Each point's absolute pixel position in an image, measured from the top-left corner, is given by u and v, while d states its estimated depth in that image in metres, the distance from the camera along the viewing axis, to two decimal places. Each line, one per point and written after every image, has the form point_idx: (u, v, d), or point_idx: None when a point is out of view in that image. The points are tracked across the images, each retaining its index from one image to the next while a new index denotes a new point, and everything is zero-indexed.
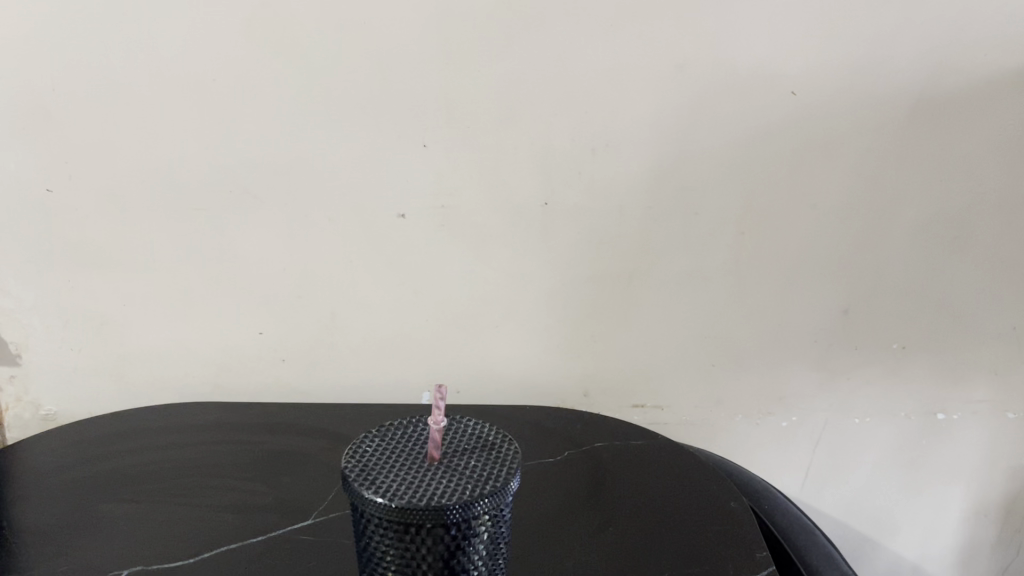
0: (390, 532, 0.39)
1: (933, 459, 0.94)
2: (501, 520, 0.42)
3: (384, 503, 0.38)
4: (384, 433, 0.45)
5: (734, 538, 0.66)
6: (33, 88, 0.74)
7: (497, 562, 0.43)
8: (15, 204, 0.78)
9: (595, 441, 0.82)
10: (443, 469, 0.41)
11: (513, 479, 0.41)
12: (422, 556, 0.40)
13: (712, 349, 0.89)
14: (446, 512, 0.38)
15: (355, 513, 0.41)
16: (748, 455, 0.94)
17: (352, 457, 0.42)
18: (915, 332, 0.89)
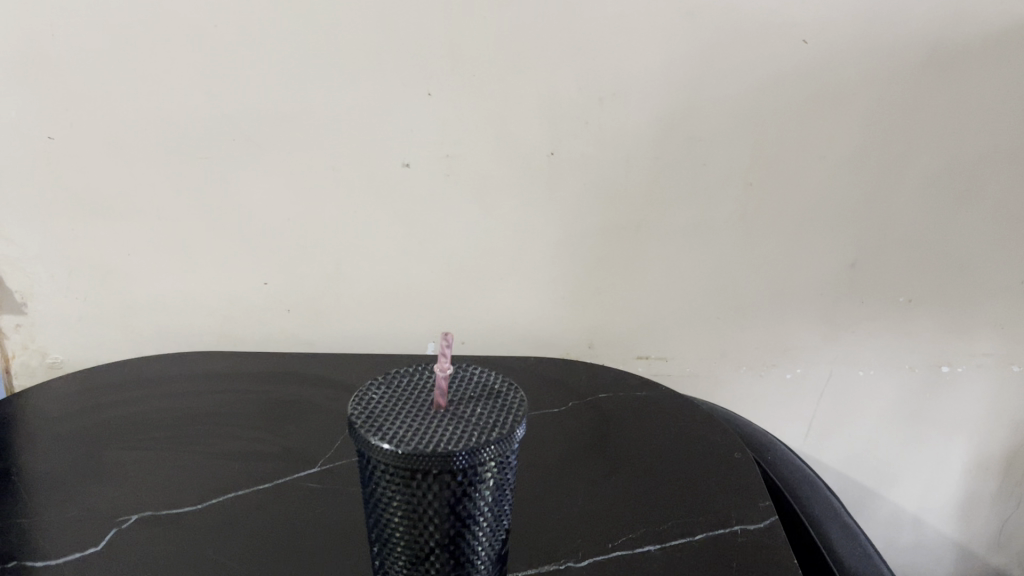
0: (396, 477, 0.40)
1: (937, 411, 0.94)
2: (507, 467, 0.42)
3: (391, 449, 0.38)
4: (390, 382, 0.45)
5: (737, 488, 0.66)
6: (31, 33, 0.73)
7: (502, 508, 0.43)
8: (16, 152, 0.77)
9: (599, 392, 0.83)
10: (449, 416, 0.41)
11: (519, 427, 0.41)
12: (429, 501, 0.40)
13: (718, 301, 0.89)
14: (453, 458, 0.38)
15: (362, 459, 0.41)
16: (751, 407, 0.95)
17: (359, 404, 0.42)
18: (922, 284, 0.89)
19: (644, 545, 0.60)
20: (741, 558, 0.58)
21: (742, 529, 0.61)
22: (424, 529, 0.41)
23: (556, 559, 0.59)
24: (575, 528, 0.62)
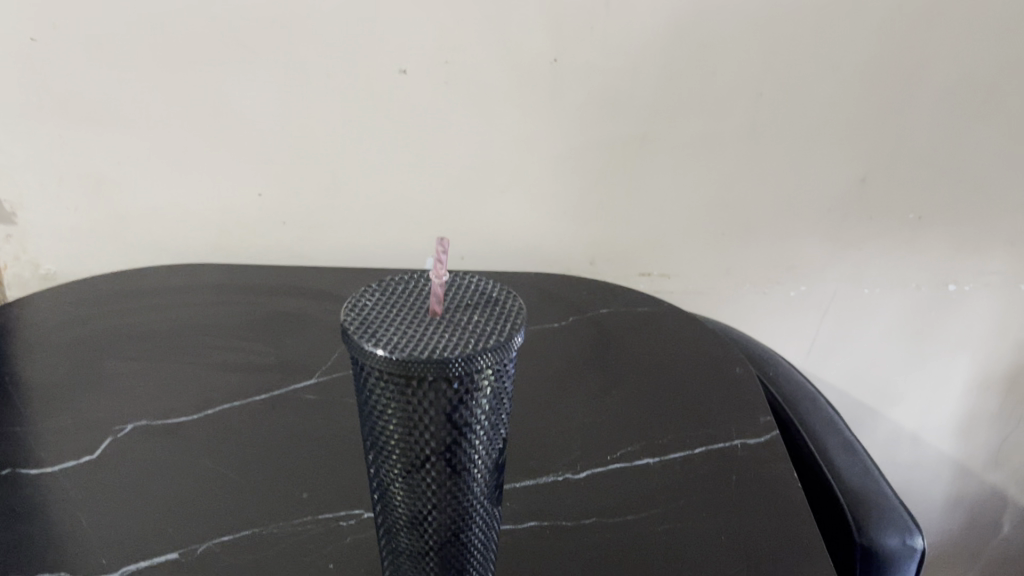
0: (391, 385, 0.38)
1: (941, 330, 0.93)
2: (506, 375, 0.40)
3: (385, 355, 0.36)
4: (384, 287, 0.43)
5: (739, 404, 0.66)
6: None
7: (500, 418, 0.42)
8: None
9: (600, 308, 0.81)
10: (446, 323, 0.39)
11: (518, 334, 0.39)
12: (425, 410, 0.39)
13: (723, 216, 0.87)
14: (449, 365, 0.36)
15: (355, 366, 0.39)
16: (754, 325, 0.94)
17: (351, 310, 0.40)
18: (933, 201, 0.86)
19: (643, 458, 0.60)
20: (741, 472, 0.58)
21: (742, 443, 0.61)
22: (419, 438, 0.39)
23: (554, 471, 0.59)
24: (574, 441, 0.62)
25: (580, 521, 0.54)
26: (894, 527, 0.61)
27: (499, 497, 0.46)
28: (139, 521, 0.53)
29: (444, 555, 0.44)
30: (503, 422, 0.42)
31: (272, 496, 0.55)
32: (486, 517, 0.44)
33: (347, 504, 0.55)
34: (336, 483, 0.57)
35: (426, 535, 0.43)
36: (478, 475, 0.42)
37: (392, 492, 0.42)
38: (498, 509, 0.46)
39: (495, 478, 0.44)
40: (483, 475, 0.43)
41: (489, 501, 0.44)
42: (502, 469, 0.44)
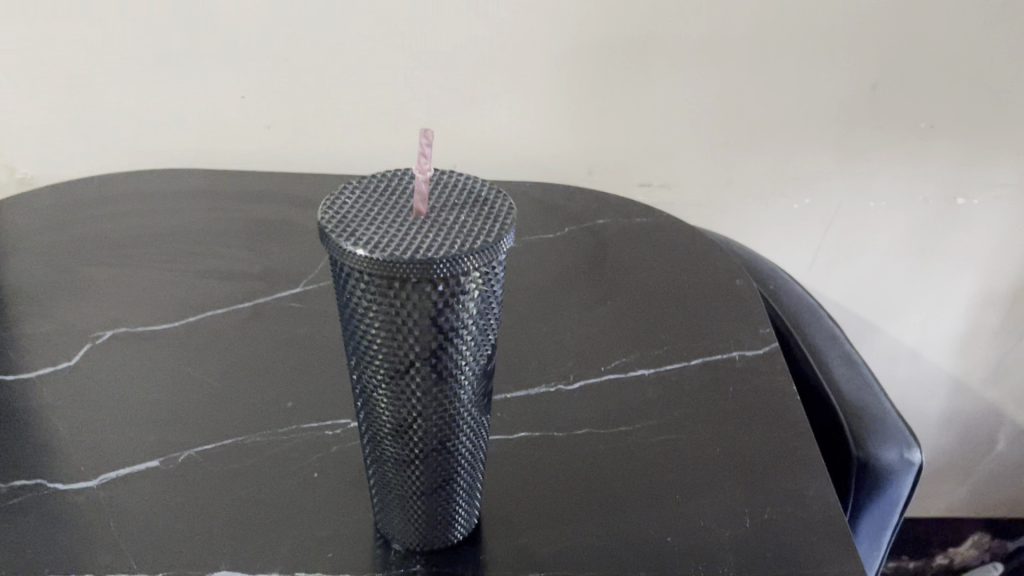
0: (372, 286, 0.36)
1: (946, 245, 0.91)
2: (496, 279, 0.38)
3: (365, 254, 0.34)
4: (366, 183, 0.40)
5: (738, 316, 0.64)
6: None
7: (489, 324, 0.39)
8: None
9: (597, 218, 0.79)
10: (432, 221, 0.37)
11: (509, 235, 0.37)
12: (408, 314, 0.36)
13: (727, 124, 0.84)
14: (434, 265, 0.34)
15: (335, 266, 0.37)
16: (755, 239, 0.91)
17: (330, 206, 0.37)
18: (946, 109, 0.83)
19: (638, 369, 0.58)
20: (738, 384, 0.57)
21: (740, 356, 0.59)
22: (403, 343, 0.37)
23: (547, 382, 0.57)
24: (568, 352, 0.60)
25: (573, 432, 0.53)
26: (892, 441, 0.59)
27: (488, 405, 0.44)
28: (118, 429, 0.51)
29: (430, 465, 0.42)
30: (492, 328, 0.40)
31: (256, 405, 0.54)
32: (474, 426, 0.43)
33: (333, 414, 0.53)
34: (323, 393, 0.55)
35: (411, 444, 0.41)
36: (465, 382, 0.40)
37: (375, 399, 0.40)
38: (487, 418, 0.44)
39: (484, 386, 0.42)
40: (471, 383, 0.41)
41: (478, 409, 0.42)
42: (491, 377, 0.43)
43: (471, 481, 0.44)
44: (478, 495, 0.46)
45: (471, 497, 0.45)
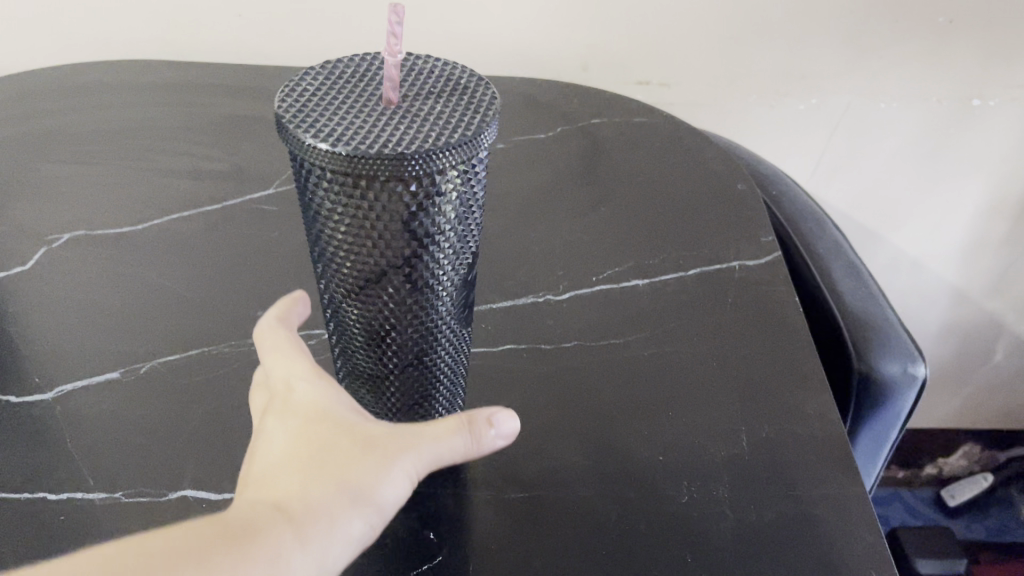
0: (335, 184, 0.31)
1: (958, 149, 0.86)
2: (476, 178, 0.34)
3: (325, 147, 0.30)
4: (328, 68, 0.35)
5: (739, 222, 0.60)
6: None
7: (469, 229, 0.36)
8: None
9: (592, 117, 0.74)
10: (403, 113, 0.32)
11: (490, 127, 0.32)
12: (377, 216, 0.32)
13: (731, 17, 0.78)
14: (405, 162, 0.30)
15: (293, 163, 0.33)
16: (757, 141, 0.87)
17: (287, 94, 0.33)
18: (969, 4, 0.76)
19: (632, 279, 0.55)
20: (737, 294, 0.53)
21: (741, 266, 0.56)
22: (372, 249, 0.34)
23: (535, 292, 0.54)
24: (558, 260, 0.57)
25: (562, 344, 0.50)
26: (897, 354, 0.57)
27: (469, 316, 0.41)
28: (76, 339, 0.48)
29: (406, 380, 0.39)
30: (472, 234, 0.36)
31: (225, 312, 0.50)
32: (453, 338, 0.40)
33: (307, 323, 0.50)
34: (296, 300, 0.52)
35: (385, 358, 0.38)
36: (443, 293, 0.37)
37: (344, 310, 0.37)
38: (467, 330, 0.41)
39: (464, 295, 0.39)
40: (450, 293, 0.37)
41: (457, 320, 0.39)
42: (472, 286, 0.39)
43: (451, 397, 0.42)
44: (458, 411, 0.43)
45: (451, 414, 0.42)
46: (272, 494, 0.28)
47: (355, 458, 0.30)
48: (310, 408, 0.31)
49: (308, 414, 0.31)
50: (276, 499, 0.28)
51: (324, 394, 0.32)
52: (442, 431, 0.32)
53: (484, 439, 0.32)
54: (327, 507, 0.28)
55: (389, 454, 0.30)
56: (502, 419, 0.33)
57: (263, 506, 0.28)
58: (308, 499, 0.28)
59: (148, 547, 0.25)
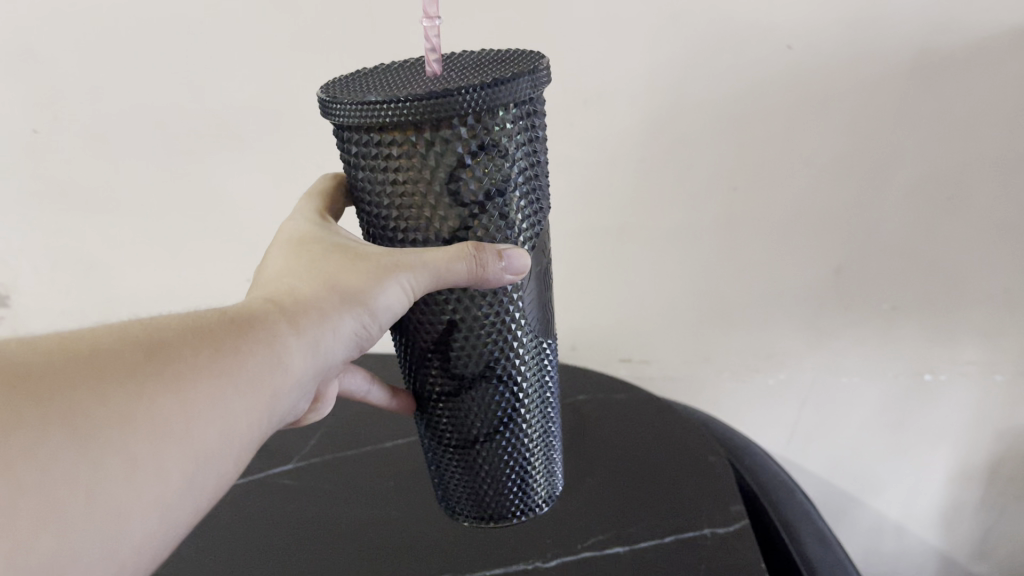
0: (381, 135, 0.40)
1: (919, 419, 0.93)
2: (524, 125, 0.42)
3: (365, 103, 0.38)
4: (388, 73, 0.45)
5: (711, 492, 0.66)
6: (26, 39, 0.81)
7: (525, 186, 0.43)
8: (19, 155, 0.89)
9: (579, 393, 0.83)
10: (446, 81, 0.41)
11: (526, 76, 0.39)
12: (437, 161, 0.40)
13: (701, 306, 0.91)
14: (435, 103, 0.37)
15: (347, 132, 0.42)
16: (735, 414, 0.97)
17: (344, 90, 0.41)
18: (908, 293, 0.87)
19: (613, 547, 0.60)
20: (710, 560, 0.58)
21: (712, 532, 0.61)
22: (423, 196, 0.41)
23: (524, 560, 0.59)
24: (547, 531, 0.62)
25: None
26: None
27: (540, 328, 0.50)
28: None
29: (480, 391, 0.48)
30: (527, 179, 0.43)
31: None
32: (525, 348, 0.48)
33: None
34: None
35: (455, 375, 0.48)
36: (515, 293, 0.46)
37: (421, 327, 0.47)
38: (542, 343, 0.50)
39: (531, 302, 0.48)
40: (517, 242, 0.44)
41: (527, 329, 0.48)
42: (537, 235, 0.46)
43: (524, 400, 0.50)
44: (535, 417, 0.51)
45: (525, 417, 0.51)
46: (283, 297, 0.42)
47: (349, 271, 0.43)
48: (315, 246, 0.45)
49: (309, 253, 0.45)
50: (281, 302, 0.41)
51: (326, 234, 0.47)
52: (451, 254, 0.40)
53: (491, 268, 0.40)
54: (318, 310, 0.42)
55: (377, 273, 0.41)
56: (516, 255, 0.42)
57: (268, 305, 0.41)
58: (301, 305, 0.41)
59: (168, 340, 0.35)
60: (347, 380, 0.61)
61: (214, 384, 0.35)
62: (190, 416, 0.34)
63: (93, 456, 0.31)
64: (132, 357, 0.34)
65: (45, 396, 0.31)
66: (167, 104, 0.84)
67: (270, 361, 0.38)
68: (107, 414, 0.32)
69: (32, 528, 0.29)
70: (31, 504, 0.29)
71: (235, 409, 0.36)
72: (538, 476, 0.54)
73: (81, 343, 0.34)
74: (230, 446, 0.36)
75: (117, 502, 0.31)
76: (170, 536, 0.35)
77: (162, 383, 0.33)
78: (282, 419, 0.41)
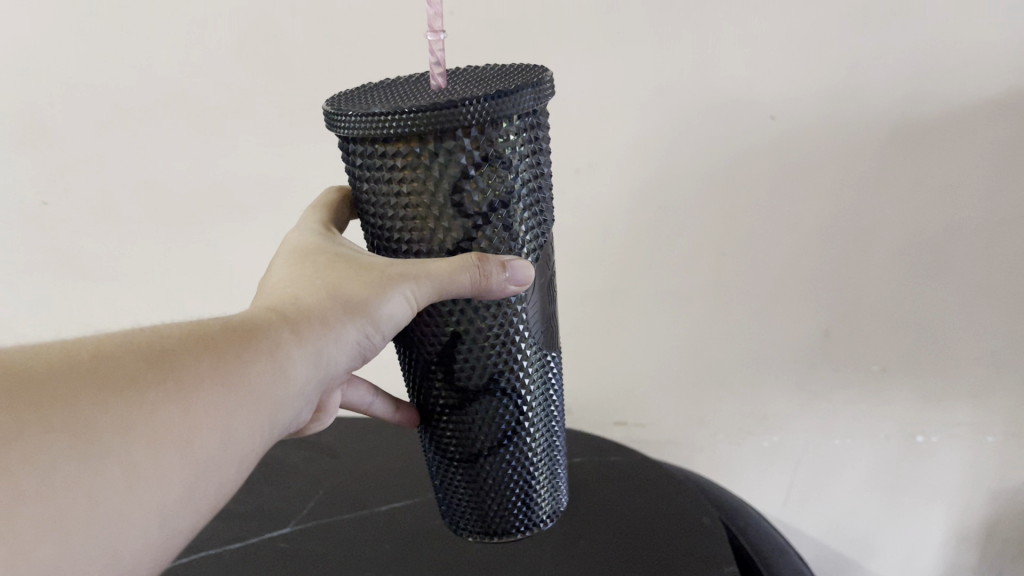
0: (387, 147, 0.43)
1: (913, 481, 0.93)
2: (527, 137, 0.45)
3: (372, 115, 0.41)
4: (395, 87, 0.48)
5: (704, 553, 0.66)
6: (39, 115, 0.85)
7: (528, 197, 0.46)
8: (28, 224, 0.92)
9: (574, 455, 0.84)
10: (451, 92, 0.44)
11: (529, 88, 0.42)
12: (442, 170, 0.43)
13: (694, 368, 0.92)
14: (440, 114, 0.40)
15: (354, 145, 0.45)
16: (730, 476, 0.97)
17: (350, 103, 0.45)
18: (896, 356, 0.88)
19: None
20: None
21: None
22: (427, 207, 0.44)
23: None
24: None
25: None
26: None
27: (544, 340, 0.52)
28: None
29: (485, 404, 0.51)
30: (530, 191, 0.46)
31: None
32: (528, 361, 0.50)
33: None
34: None
35: (460, 388, 0.50)
36: (519, 306, 0.48)
37: (427, 340, 0.50)
38: (547, 355, 0.52)
39: (536, 316, 0.50)
40: (521, 253, 0.47)
41: (530, 342, 0.50)
42: (541, 245, 0.49)
43: (527, 413, 0.52)
44: (539, 431, 0.53)
45: (528, 429, 0.52)
46: (292, 305, 0.44)
47: (356, 280, 0.45)
48: (322, 257, 0.48)
49: (318, 263, 0.48)
50: (290, 310, 0.44)
51: (332, 246, 0.49)
52: (456, 265, 0.43)
53: (494, 278, 0.43)
54: (323, 320, 0.44)
55: (383, 284, 0.44)
56: (518, 266, 0.44)
57: (276, 314, 0.43)
58: (307, 315, 0.44)
59: (172, 349, 0.38)
60: (351, 394, 0.64)
61: (214, 392, 0.38)
62: (190, 421, 0.37)
63: (95, 460, 0.34)
64: (135, 365, 0.37)
65: (53, 403, 0.34)
66: (175, 174, 0.87)
67: (271, 370, 0.41)
68: (110, 421, 0.35)
69: (37, 534, 0.32)
70: (35, 508, 0.32)
71: (235, 418, 0.39)
72: (542, 489, 0.55)
73: (88, 352, 0.37)
74: (231, 452, 0.39)
75: (117, 505, 0.34)
76: (173, 540, 0.38)
77: (162, 392, 0.36)
78: (288, 424, 0.44)
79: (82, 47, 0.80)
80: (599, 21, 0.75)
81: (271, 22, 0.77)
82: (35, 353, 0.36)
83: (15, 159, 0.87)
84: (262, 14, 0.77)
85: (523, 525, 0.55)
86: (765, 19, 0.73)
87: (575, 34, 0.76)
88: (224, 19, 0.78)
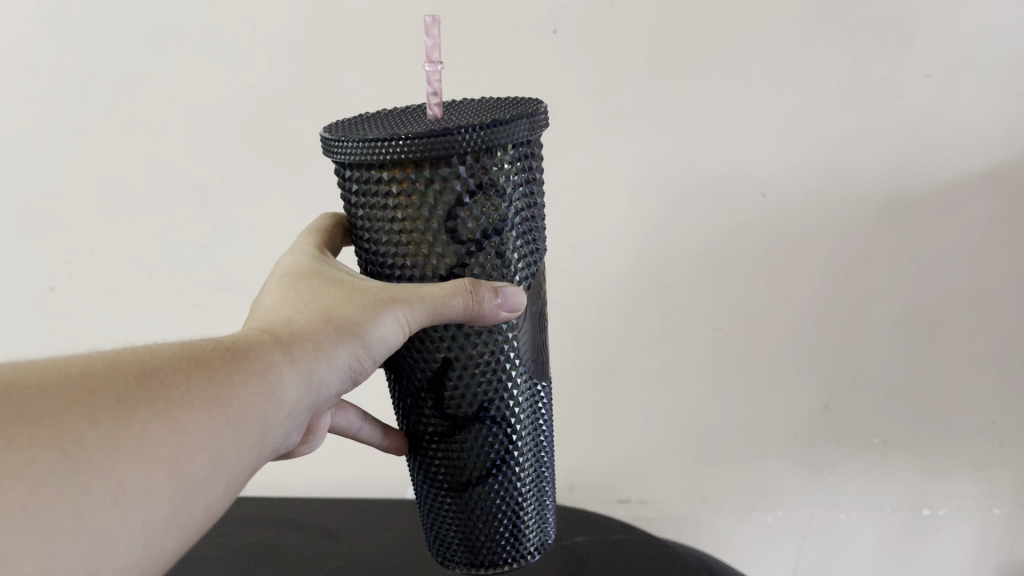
0: (384, 173, 0.45)
1: (922, 554, 0.92)
2: (522, 167, 0.46)
3: (370, 141, 0.43)
4: (392, 118, 0.50)
5: None
6: (45, 202, 0.87)
7: (522, 225, 0.48)
8: (31, 310, 0.93)
9: (575, 534, 0.83)
10: (446, 121, 0.46)
11: (523, 119, 0.44)
12: (436, 196, 0.44)
13: (695, 444, 0.92)
14: (436, 141, 0.42)
15: (351, 171, 0.47)
16: (736, 555, 0.95)
17: (349, 131, 0.47)
18: (897, 428, 0.88)
19: None
20: None
21: None
22: (422, 234, 0.46)
23: None
24: None
25: None
26: None
27: (534, 370, 0.52)
28: None
29: (475, 432, 0.51)
30: (523, 220, 0.47)
31: None
32: (518, 389, 0.51)
33: None
34: None
35: (451, 414, 0.50)
36: (510, 333, 0.49)
37: (418, 367, 0.50)
38: (536, 385, 0.53)
39: (526, 343, 0.51)
40: (513, 280, 0.48)
41: (521, 370, 0.51)
42: (533, 274, 0.50)
43: (516, 442, 0.52)
44: (528, 462, 0.53)
45: (517, 459, 0.52)
46: (287, 324, 0.45)
47: (350, 303, 0.46)
48: (317, 278, 0.49)
49: (313, 284, 0.48)
50: (282, 330, 0.45)
51: (327, 270, 0.50)
52: (449, 291, 0.44)
53: (486, 304, 0.45)
54: (316, 339, 0.45)
55: (377, 308, 0.45)
56: (510, 293, 0.46)
57: (268, 333, 0.44)
58: (299, 335, 0.45)
59: (163, 367, 0.40)
60: (339, 418, 0.65)
61: (202, 411, 0.39)
62: (177, 440, 0.38)
63: (82, 479, 0.35)
64: (126, 383, 0.38)
65: (43, 419, 0.36)
66: (178, 258, 0.88)
67: (262, 393, 0.42)
68: (97, 437, 0.36)
69: (19, 547, 0.34)
70: (18, 522, 0.34)
71: (224, 439, 0.40)
72: (531, 522, 0.54)
73: (81, 370, 0.38)
74: (219, 473, 0.40)
75: (105, 522, 0.36)
76: (159, 557, 0.39)
77: (150, 411, 0.38)
78: (281, 443, 0.45)
79: (90, 135, 0.83)
80: (590, 103, 0.77)
81: (276, 111, 0.80)
82: (31, 370, 0.38)
83: (21, 246, 0.89)
84: (267, 103, 0.80)
85: (511, 560, 0.54)
86: (752, 101, 0.75)
87: (568, 116, 0.78)
88: (231, 108, 0.81)
